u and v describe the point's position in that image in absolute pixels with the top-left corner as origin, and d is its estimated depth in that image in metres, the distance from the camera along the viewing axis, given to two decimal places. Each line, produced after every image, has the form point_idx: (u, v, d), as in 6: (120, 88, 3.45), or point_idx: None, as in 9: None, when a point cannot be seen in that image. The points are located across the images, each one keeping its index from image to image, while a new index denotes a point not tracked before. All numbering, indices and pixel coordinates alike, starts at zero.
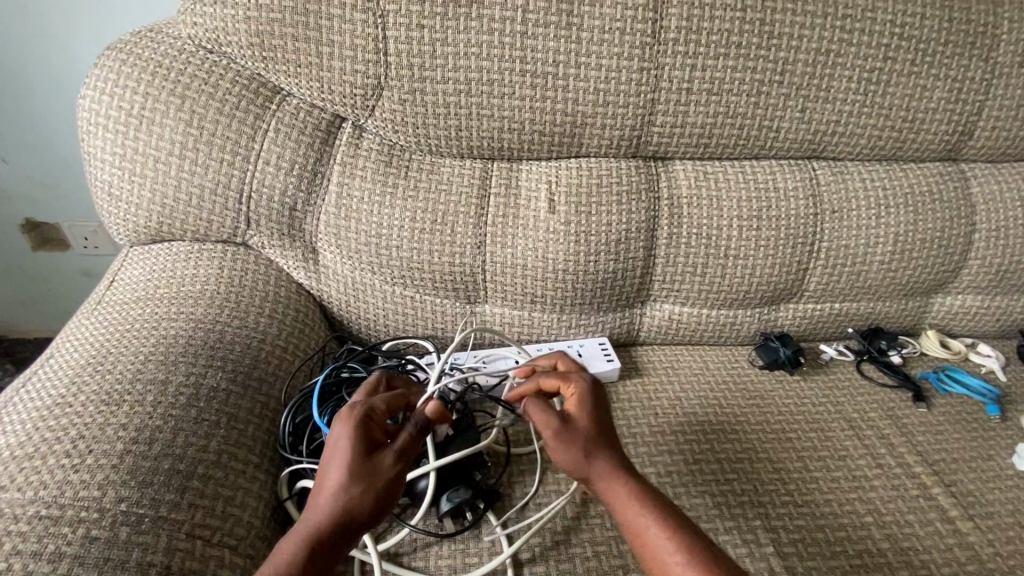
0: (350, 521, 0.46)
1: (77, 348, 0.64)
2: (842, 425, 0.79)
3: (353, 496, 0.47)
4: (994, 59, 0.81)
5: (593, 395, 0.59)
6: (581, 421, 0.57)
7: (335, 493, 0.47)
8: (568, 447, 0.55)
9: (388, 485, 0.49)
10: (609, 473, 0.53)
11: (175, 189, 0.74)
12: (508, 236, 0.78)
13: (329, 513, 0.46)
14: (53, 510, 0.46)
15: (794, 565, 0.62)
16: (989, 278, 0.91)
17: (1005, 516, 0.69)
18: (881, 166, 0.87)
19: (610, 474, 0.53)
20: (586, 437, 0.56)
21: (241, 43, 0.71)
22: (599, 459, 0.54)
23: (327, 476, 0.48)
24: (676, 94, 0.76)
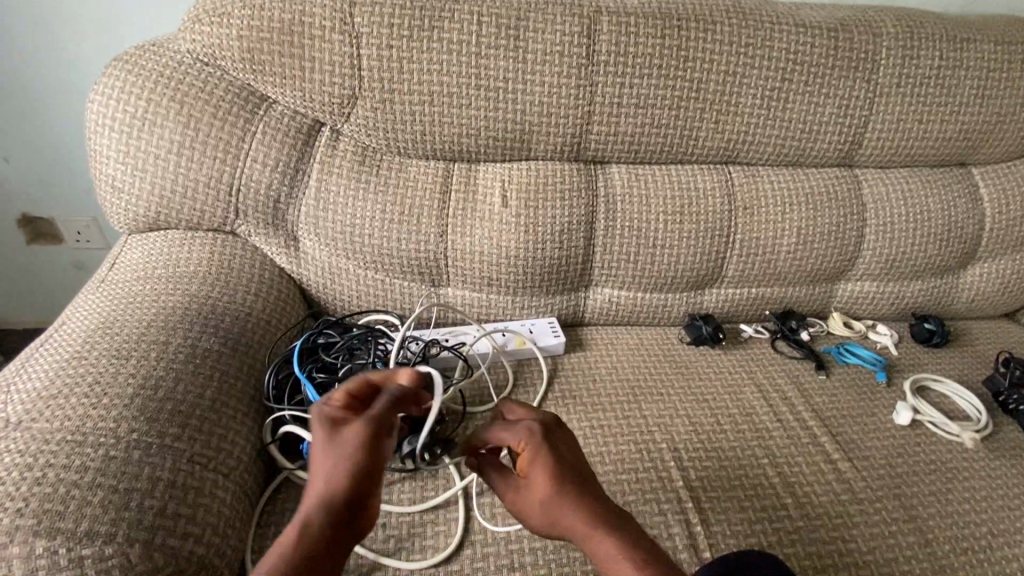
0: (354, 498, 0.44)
1: (86, 316, 0.74)
2: (752, 388, 0.93)
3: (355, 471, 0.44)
4: (876, 81, 0.97)
5: (541, 444, 0.54)
6: (535, 476, 0.53)
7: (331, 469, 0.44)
8: (529, 505, 0.53)
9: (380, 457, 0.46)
10: (581, 529, 0.51)
11: (173, 183, 0.84)
12: (467, 227, 0.90)
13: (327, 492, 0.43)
14: (78, 435, 0.56)
15: (699, 495, 0.75)
16: (880, 267, 1.06)
17: (878, 458, 0.83)
18: (787, 171, 1.02)
19: (583, 527, 0.51)
20: (547, 501, 0.52)
21: (233, 58, 0.82)
22: (564, 512, 0.51)
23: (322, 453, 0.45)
24: (608, 106, 0.90)
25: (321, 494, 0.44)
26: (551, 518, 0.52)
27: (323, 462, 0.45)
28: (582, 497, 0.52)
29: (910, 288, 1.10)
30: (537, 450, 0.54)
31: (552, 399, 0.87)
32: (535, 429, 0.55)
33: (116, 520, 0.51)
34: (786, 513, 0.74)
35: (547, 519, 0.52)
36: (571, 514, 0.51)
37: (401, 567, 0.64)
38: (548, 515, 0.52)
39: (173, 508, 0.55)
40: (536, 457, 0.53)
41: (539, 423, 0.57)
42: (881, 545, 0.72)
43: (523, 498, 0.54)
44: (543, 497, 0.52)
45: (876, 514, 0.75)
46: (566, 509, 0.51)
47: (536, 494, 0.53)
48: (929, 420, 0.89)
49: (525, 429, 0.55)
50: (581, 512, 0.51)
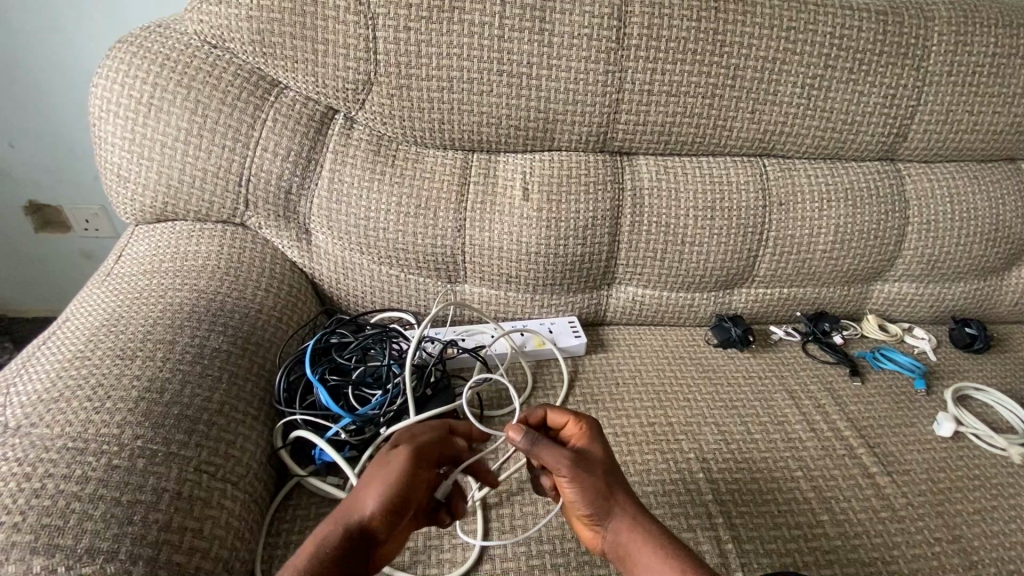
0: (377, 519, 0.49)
1: (91, 313, 0.71)
2: (783, 395, 0.88)
3: (393, 499, 0.50)
4: (925, 68, 0.90)
5: (599, 433, 0.60)
6: (596, 460, 0.57)
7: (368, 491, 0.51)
8: (591, 485, 0.55)
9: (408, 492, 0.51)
10: (630, 517, 0.55)
11: (180, 172, 0.81)
12: (486, 221, 0.86)
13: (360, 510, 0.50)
14: (79, 442, 0.54)
15: (729, 509, 0.71)
16: (920, 267, 1.01)
17: (919, 472, 0.78)
18: (825, 164, 0.96)
19: (631, 516, 0.56)
20: (607, 479, 0.56)
21: (242, 40, 0.78)
22: (618, 499, 0.56)
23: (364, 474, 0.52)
24: (637, 95, 0.84)
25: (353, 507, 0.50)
26: (602, 497, 0.55)
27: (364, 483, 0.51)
28: (626, 487, 0.58)
29: (951, 291, 1.04)
30: (596, 435, 0.59)
31: (573, 403, 0.83)
32: (595, 417, 0.61)
33: (119, 536, 0.49)
34: (822, 531, 0.70)
35: (600, 498, 0.55)
36: (621, 498, 0.56)
37: None
38: (605, 495, 0.56)
39: (179, 522, 0.52)
40: (594, 438, 0.59)
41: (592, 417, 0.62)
42: (924, 567, 0.67)
43: (582, 475, 0.55)
44: (603, 477, 0.56)
45: (919, 534, 0.71)
46: (618, 490, 0.56)
47: (596, 472, 0.56)
48: (973, 431, 0.84)
49: (586, 414, 0.61)
50: (629, 498, 0.57)
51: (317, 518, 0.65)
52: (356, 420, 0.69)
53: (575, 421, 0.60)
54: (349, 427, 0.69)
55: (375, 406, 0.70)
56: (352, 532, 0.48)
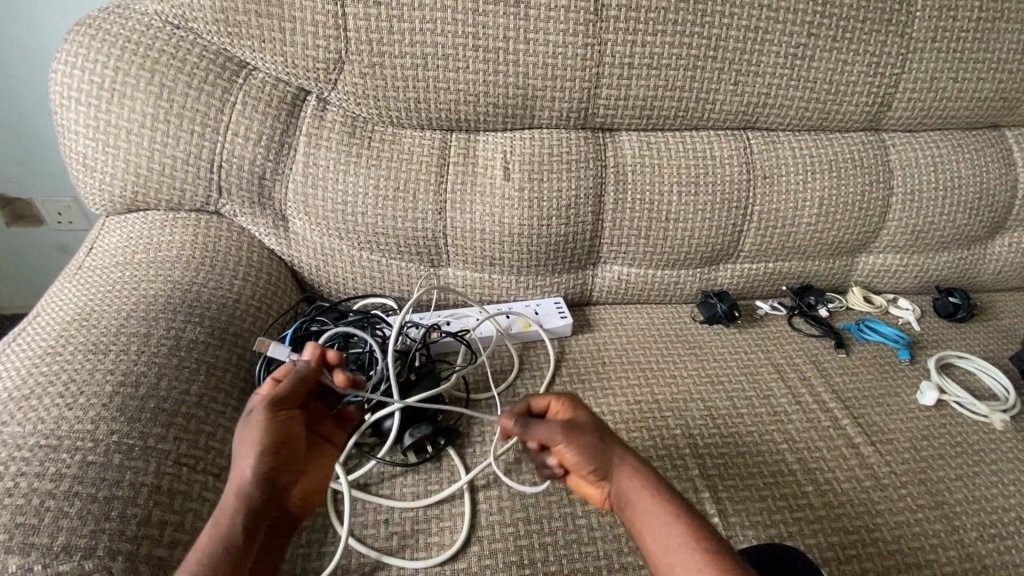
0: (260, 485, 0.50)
1: (62, 307, 0.69)
2: (769, 368, 0.89)
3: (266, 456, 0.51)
4: (909, 35, 0.88)
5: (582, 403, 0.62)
6: (586, 424, 0.59)
7: (253, 468, 0.50)
8: (581, 444, 0.57)
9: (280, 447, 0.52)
10: (627, 471, 0.57)
11: (148, 160, 0.78)
12: (467, 203, 0.84)
13: (239, 482, 0.49)
14: (52, 440, 0.53)
15: (715, 483, 0.72)
16: (905, 238, 1.01)
17: (902, 441, 0.79)
18: (809, 136, 0.95)
19: (629, 470, 0.57)
20: (599, 438, 0.58)
21: (206, 19, 0.75)
22: (612, 455, 0.58)
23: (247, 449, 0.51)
24: (618, 68, 0.82)
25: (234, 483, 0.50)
26: (597, 454, 0.57)
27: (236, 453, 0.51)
28: (617, 445, 0.59)
29: (935, 261, 1.04)
30: (581, 408, 0.62)
31: (560, 384, 0.83)
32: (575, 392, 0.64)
33: (95, 533, 0.48)
34: (807, 501, 0.71)
35: (594, 453, 0.57)
36: (616, 453, 0.58)
37: (406, 567, 0.61)
38: (598, 451, 0.57)
39: (158, 516, 0.52)
40: (579, 410, 0.62)
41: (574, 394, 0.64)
42: (906, 533, 0.68)
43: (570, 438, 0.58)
44: (596, 438, 0.58)
45: (901, 502, 0.72)
46: (612, 446, 0.58)
47: (583, 435, 0.58)
48: (956, 401, 0.84)
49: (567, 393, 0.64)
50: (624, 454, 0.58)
51: None
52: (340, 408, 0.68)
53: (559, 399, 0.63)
54: None
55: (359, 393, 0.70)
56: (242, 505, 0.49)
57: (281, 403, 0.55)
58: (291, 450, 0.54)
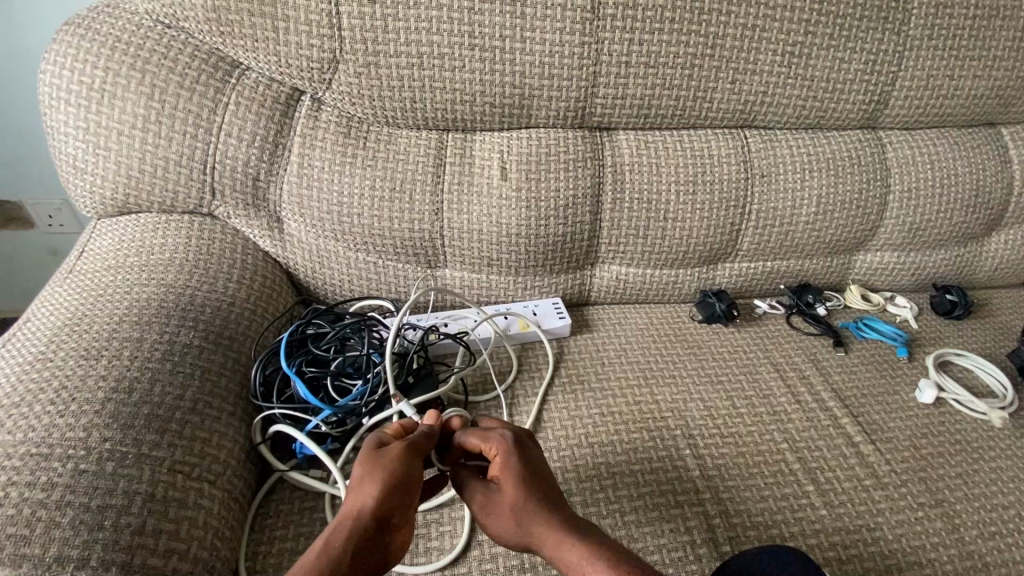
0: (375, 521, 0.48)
1: (53, 313, 0.68)
2: (768, 367, 0.88)
3: (389, 495, 0.50)
4: (906, 33, 0.88)
5: (513, 452, 0.56)
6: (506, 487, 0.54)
7: (374, 499, 0.49)
8: (501, 520, 0.53)
9: (406, 490, 0.51)
10: (549, 540, 0.51)
11: (140, 162, 0.77)
12: (464, 203, 0.83)
13: (358, 514, 0.48)
14: (44, 448, 0.52)
15: (716, 484, 0.71)
16: (902, 236, 1.01)
17: (902, 440, 0.79)
18: (807, 134, 0.95)
19: (552, 539, 0.51)
20: (518, 504, 0.53)
21: (198, 18, 0.74)
22: (536, 526, 0.52)
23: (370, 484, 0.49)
24: (615, 67, 0.82)
25: (353, 515, 0.48)
26: (519, 526, 0.52)
27: (356, 483, 0.50)
28: (546, 505, 0.53)
29: (933, 258, 1.04)
30: (507, 459, 0.55)
31: (559, 385, 0.82)
32: (506, 437, 0.57)
33: (89, 543, 0.47)
34: (808, 501, 0.70)
35: (516, 528, 0.53)
36: (538, 520, 0.52)
37: (406, 572, 0.60)
38: (518, 523, 0.53)
39: (153, 525, 0.51)
40: (505, 464, 0.55)
41: (509, 435, 0.58)
42: (907, 532, 0.68)
43: (492, 513, 0.54)
44: (513, 507, 0.53)
45: (902, 500, 0.71)
46: (535, 514, 0.52)
47: (510, 495, 0.53)
48: (954, 397, 0.84)
49: (498, 436, 0.57)
50: (548, 520, 0.52)
51: (302, 512, 0.64)
52: (337, 412, 0.67)
53: (488, 447, 0.57)
54: (330, 419, 0.67)
55: (356, 397, 0.69)
56: (358, 538, 0.47)
57: (415, 449, 0.54)
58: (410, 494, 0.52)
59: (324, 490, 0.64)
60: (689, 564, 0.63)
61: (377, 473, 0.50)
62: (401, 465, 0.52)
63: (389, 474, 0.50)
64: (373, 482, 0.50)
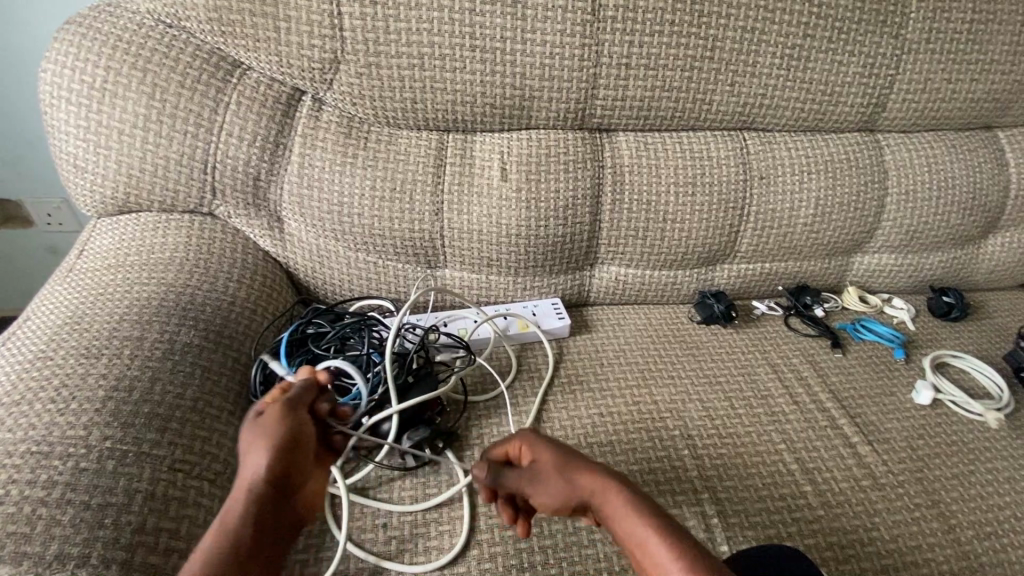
0: (271, 487, 0.49)
1: (53, 311, 0.68)
2: (766, 368, 0.89)
3: (280, 459, 0.50)
4: (903, 36, 0.89)
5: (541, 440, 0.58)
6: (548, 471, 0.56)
7: (264, 467, 0.49)
8: (553, 498, 0.56)
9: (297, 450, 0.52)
10: (605, 508, 0.53)
11: (141, 161, 0.77)
12: (464, 204, 0.84)
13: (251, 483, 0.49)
14: (44, 446, 0.52)
15: (714, 484, 0.72)
16: (899, 238, 1.01)
17: (899, 440, 0.79)
18: (805, 137, 0.96)
19: (608, 504, 0.53)
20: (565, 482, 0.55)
21: (200, 18, 0.74)
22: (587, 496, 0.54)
23: (257, 451, 0.49)
24: (615, 68, 0.82)
25: (246, 486, 0.49)
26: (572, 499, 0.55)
27: (246, 450, 0.50)
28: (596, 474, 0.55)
29: (930, 260, 1.05)
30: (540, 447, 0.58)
31: (558, 385, 0.83)
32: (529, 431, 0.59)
33: (90, 541, 0.47)
34: (806, 501, 0.71)
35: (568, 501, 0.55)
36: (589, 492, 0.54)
37: (405, 571, 0.60)
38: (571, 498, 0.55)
39: (153, 523, 0.51)
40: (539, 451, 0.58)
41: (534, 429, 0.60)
42: (904, 532, 0.69)
43: (543, 493, 0.56)
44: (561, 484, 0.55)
45: (899, 501, 0.72)
46: (584, 488, 0.54)
47: (553, 476, 0.56)
48: (951, 399, 0.85)
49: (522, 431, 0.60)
50: (599, 489, 0.54)
51: None
52: None
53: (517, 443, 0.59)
54: None
55: (356, 396, 0.69)
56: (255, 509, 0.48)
57: (294, 404, 0.54)
58: (302, 453, 0.52)
59: None
60: None
61: (261, 440, 0.50)
62: (281, 427, 0.51)
63: (278, 439, 0.50)
64: (261, 451, 0.49)
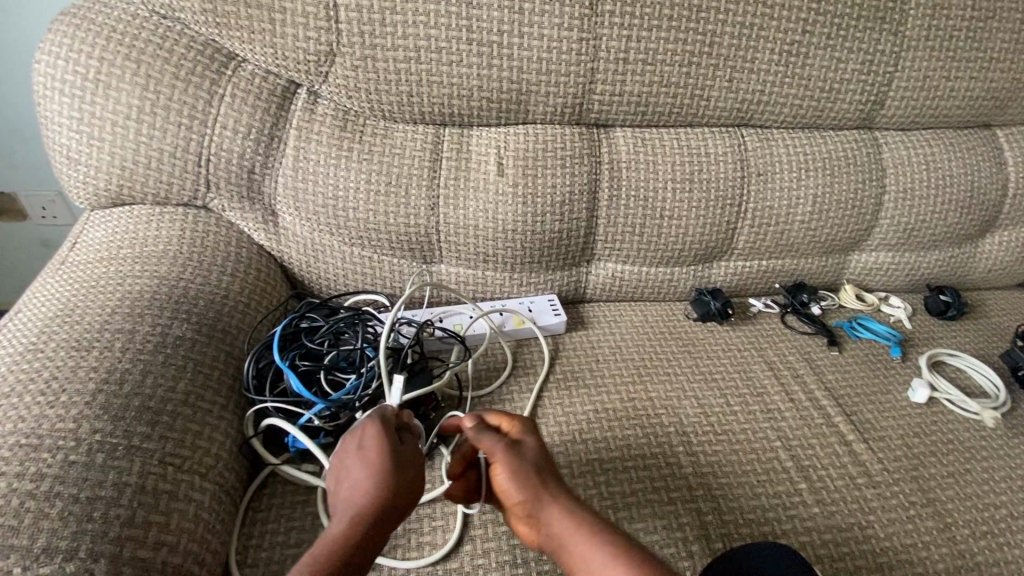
0: (384, 509, 0.50)
1: (45, 303, 0.67)
2: (763, 366, 0.88)
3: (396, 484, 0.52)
4: (903, 33, 0.89)
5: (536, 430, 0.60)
6: (529, 454, 0.57)
7: (384, 484, 0.52)
8: (518, 477, 0.54)
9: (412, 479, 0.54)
10: (563, 510, 0.52)
11: (134, 153, 0.76)
12: (460, 199, 0.83)
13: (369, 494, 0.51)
14: (33, 439, 0.51)
15: (709, 481, 0.71)
16: (897, 236, 1.01)
17: (894, 438, 0.79)
18: (803, 133, 0.95)
19: (568, 512, 0.52)
20: (540, 472, 0.55)
21: (193, 9, 0.73)
22: (551, 493, 0.54)
23: (379, 469, 0.52)
24: (613, 63, 0.82)
25: (363, 497, 0.51)
26: (538, 488, 0.54)
27: (368, 464, 0.53)
28: (561, 481, 0.56)
29: (927, 258, 1.05)
30: (529, 437, 0.59)
31: (553, 381, 0.82)
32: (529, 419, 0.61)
33: (78, 534, 0.47)
34: (801, 499, 0.71)
35: (530, 484, 0.54)
36: (556, 494, 0.54)
37: (396, 567, 0.60)
38: (536, 488, 0.54)
39: (143, 517, 0.50)
40: (526, 437, 0.59)
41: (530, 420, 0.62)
42: (899, 530, 0.68)
43: (508, 467, 0.55)
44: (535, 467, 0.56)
45: (894, 499, 0.72)
46: (554, 489, 0.54)
47: (530, 459, 0.56)
48: (947, 397, 0.85)
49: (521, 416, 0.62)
50: (565, 497, 0.54)
51: (294, 506, 0.64)
52: (330, 406, 0.67)
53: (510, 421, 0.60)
54: (322, 413, 0.67)
55: (349, 391, 0.69)
56: (369, 527, 0.49)
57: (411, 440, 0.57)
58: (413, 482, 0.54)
59: (316, 484, 0.63)
60: (682, 560, 0.63)
61: (382, 460, 0.53)
62: (401, 454, 0.55)
63: (397, 465, 0.53)
64: (382, 470, 0.52)
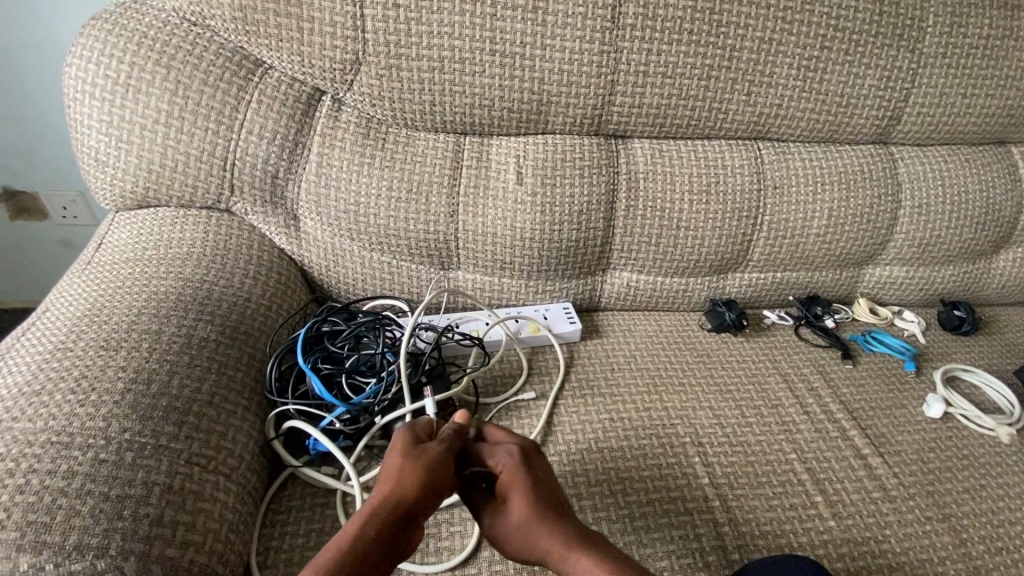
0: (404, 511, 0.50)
1: (72, 303, 0.68)
2: (777, 378, 0.89)
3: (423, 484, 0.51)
4: (920, 50, 0.89)
5: (522, 468, 0.56)
6: (516, 509, 0.54)
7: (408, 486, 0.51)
8: (514, 540, 0.54)
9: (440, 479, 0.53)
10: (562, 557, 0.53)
11: (161, 156, 0.78)
12: (479, 206, 0.84)
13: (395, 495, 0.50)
14: (63, 437, 0.52)
15: (725, 492, 0.71)
16: (911, 251, 1.01)
17: (909, 453, 0.79)
18: (819, 147, 0.96)
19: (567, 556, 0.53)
20: (532, 522, 0.54)
21: (224, 17, 0.75)
22: (548, 542, 0.53)
23: (404, 470, 0.51)
24: (633, 75, 0.83)
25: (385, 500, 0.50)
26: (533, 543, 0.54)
27: (394, 465, 0.52)
28: (559, 520, 0.55)
29: (941, 273, 1.05)
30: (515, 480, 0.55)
31: (569, 389, 0.83)
32: (513, 453, 0.57)
33: (109, 532, 0.47)
34: (817, 512, 0.71)
35: (525, 543, 0.54)
36: (553, 540, 0.53)
37: (416, 571, 0.60)
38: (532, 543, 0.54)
39: (171, 516, 0.51)
40: (512, 484, 0.55)
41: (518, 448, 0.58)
42: (915, 545, 0.68)
43: (504, 528, 0.55)
44: (523, 522, 0.54)
45: (910, 513, 0.72)
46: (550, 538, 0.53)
47: (520, 514, 0.54)
48: (962, 412, 0.85)
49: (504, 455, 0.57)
50: (559, 537, 0.54)
51: (314, 508, 0.64)
52: (351, 409, 0.68)
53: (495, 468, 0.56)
54: (343, 416, 0.68)
55: (370, 395, 0.69)
56: (382, 532, 0.49)
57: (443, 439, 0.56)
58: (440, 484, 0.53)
59: (337, 486, 0.64)
60: (698, 571, 0.63)
61: (409, 462, 0.52)
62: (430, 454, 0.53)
63: (425, 465, 0.52)
64: (410, 471, 0.52)
